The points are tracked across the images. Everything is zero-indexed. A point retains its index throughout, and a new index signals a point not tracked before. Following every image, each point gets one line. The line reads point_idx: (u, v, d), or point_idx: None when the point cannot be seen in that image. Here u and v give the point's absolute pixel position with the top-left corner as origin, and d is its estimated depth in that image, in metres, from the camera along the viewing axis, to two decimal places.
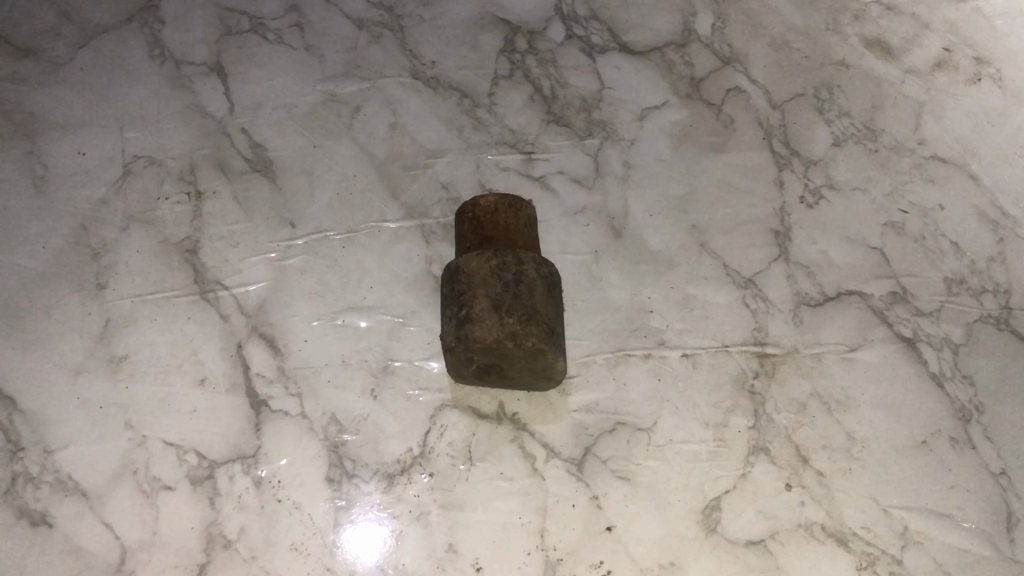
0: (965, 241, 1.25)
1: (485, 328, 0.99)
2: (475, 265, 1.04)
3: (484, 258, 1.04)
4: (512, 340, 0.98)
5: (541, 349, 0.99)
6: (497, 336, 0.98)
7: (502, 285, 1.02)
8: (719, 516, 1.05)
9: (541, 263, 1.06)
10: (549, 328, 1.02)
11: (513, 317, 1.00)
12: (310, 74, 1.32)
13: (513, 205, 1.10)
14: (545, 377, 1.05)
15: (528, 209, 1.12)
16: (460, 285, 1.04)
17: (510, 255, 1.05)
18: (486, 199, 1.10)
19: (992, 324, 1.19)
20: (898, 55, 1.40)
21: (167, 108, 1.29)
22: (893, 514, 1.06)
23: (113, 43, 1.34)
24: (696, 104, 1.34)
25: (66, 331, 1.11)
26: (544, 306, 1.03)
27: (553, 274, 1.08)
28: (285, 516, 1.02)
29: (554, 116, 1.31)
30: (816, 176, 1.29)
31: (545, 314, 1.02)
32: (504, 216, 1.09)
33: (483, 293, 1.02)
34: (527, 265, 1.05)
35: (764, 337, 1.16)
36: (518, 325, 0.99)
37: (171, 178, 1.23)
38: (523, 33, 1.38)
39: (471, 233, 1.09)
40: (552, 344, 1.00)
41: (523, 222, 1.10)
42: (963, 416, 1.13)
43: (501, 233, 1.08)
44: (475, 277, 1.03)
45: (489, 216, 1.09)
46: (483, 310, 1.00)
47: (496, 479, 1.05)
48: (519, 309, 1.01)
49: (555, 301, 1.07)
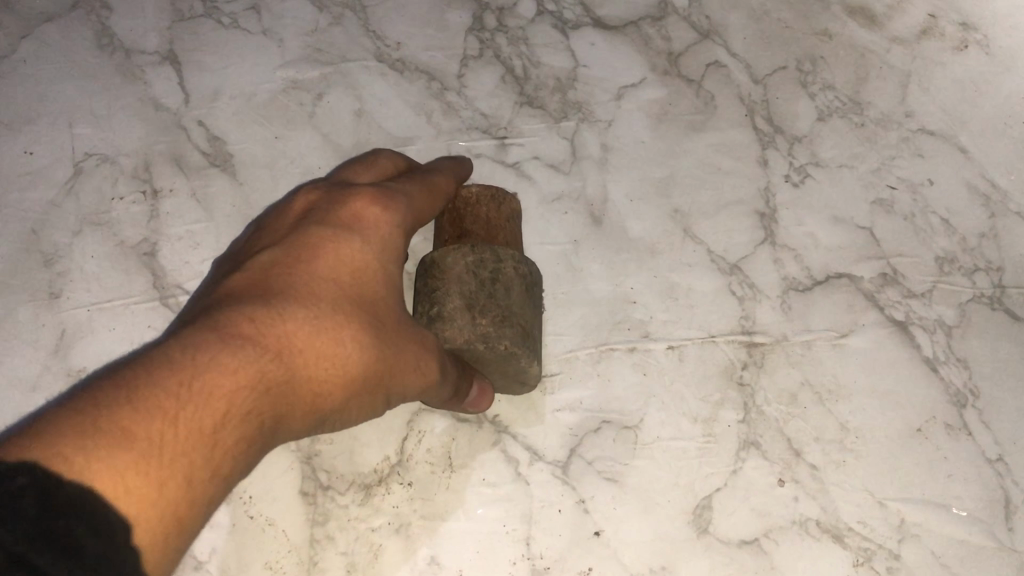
0: (957, 217, 1.20)
1: (456, 328, 0.94)
2: (450, 260, 0.98)
3: (460, 252, 0.98)
4: (483, 342, 0.93)
5: (513, 353, 0.94)
6: (468, 338, 0.93)
7: (477, 283, 0.97)
8: (711, 516, 1.02)
9: (521, 261, 1.00)
10: (525, 331, 0.97)
11: (486, 318, 0.95)
12: (269, 61, 1.25)
13: (497, 198, 1.04)
14: (519, 378, 1.01)
15: (513, 202, 1.06)
16: (433, 281, 0.98)
17: (488, 250, 0.99)
18: (467, 191, 1.04)
19: (985, 304, 1.15)
20: (882, 23, 1.33)
21: (119, 101, 1.23)
22: (890, 506, 1.03)
23: (59, 32, 1.27)
24: (675, 81, 1.27)
25: (18, 343, 1.08)
26: (521, 307, 0.98)
27: (533, 273, 1.02)
28: (258, 533, 0.99)
29: (527, 97, 1.25)
30: (801, 154, 1.23)
31: (522, 316, 0.97)
32: (485, 210, 1.03)
33: (456, 290, 0.96)
34: (505, 263, 0.99)
35: (752, 325, 1.12)
36: (492, 327, 0.94)
37: (125, 176, 1.18)
38: (492, 10, 1.30)
39: (449, 226, 1.03)
40: (527, 348, 0.96)
41: (504, 217, 1.04)
42: (959, 401, 1.10)
43: (480, 228, 1.02)
44: (449, 273, 0.97)
45: (469, 209, 1.03)
46: (456, 309, 0.95)
47: (478, 485, 1.02)
48: (493, 308, 0.95)
49: (534, 302, 1.01)
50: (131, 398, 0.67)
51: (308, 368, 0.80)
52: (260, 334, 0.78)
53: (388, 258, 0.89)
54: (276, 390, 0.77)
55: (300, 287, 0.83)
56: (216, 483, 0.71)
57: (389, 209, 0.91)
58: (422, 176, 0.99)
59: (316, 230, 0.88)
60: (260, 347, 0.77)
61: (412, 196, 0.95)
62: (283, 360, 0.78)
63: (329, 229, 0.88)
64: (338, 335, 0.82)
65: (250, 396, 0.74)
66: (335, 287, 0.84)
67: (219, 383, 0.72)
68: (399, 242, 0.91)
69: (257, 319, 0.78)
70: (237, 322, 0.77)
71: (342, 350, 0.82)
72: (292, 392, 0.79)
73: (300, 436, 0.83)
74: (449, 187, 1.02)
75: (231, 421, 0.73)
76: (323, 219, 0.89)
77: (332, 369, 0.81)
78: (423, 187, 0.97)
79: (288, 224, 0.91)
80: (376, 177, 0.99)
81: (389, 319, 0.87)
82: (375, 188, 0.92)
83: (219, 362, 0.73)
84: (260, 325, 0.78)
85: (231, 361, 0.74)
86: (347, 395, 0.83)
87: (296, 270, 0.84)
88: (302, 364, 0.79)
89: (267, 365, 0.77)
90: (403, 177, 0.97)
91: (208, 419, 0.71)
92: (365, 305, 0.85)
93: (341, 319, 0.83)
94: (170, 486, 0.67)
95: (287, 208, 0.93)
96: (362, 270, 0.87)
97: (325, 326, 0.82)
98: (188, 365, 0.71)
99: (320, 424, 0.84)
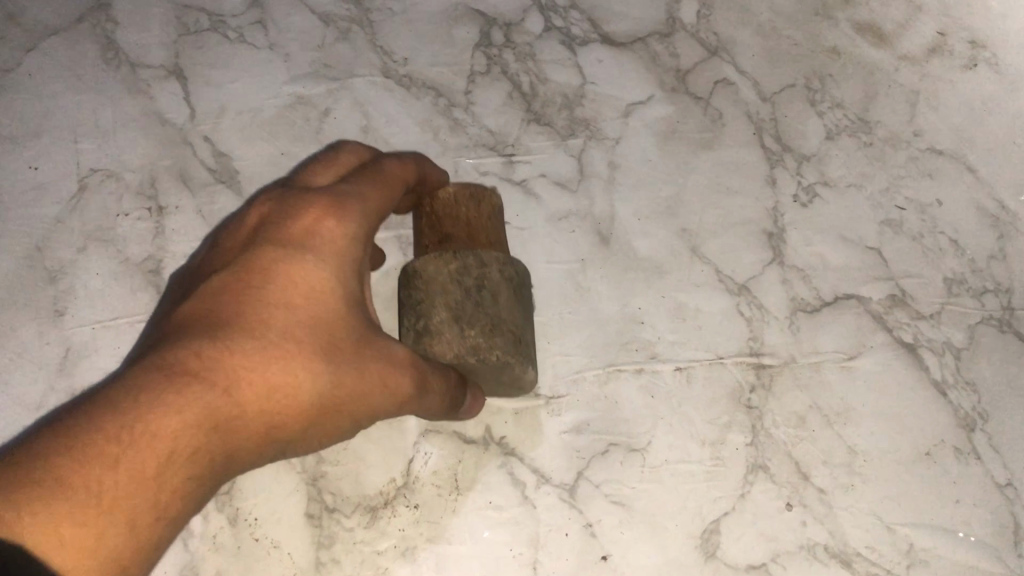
0: (966, 238, 1.20)
1: (444, 342, 0.93)
2: (432, 269, 0.97)
3: (442, 260, 0.97)
4: (475, 354, 0.93)
5: (507, 362, 0.94)
6: (458, 352, 0.93)
7: (463, 292, 0.96)
8: (718, 540, 1.01)
9: (505, 263, 0.99)
10: (517, 338, 0.96)
11: (475, 329, 0.94)
12: (275, 76, 1.25)
13: (475, 197, 1.04)
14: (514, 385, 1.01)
15: (492, 198, 1.05)
16: (417, 293, 0.97)
17: (470, 256, 0.98)
18: (444, 192, 1.03)
19: (994, 326, 1.15)
20: (891, 42, 1.32)
21: (125, 115, 1.22)
22: (899, 531, 1.03)
23: (64, 45, 1.26)
24: (683, 98, 1.26)
25: (23, 362, 1.07)
26: (510, 312, 0.97)
27: (519, 273, 1.01)
28: (264, 555, 0.98)
29: (535, 114, 1.24)
30: (809, 173, 1.23)
31: (512, 322, 0.96)
32: (465, 210, 1.02)
33: (441, 301, 0.95)
34: (490, 268, 0.98)
35: (760, 346, 1.11)
36: (482, 338, 0.93)
37: (130, 192, 1.17)
38: (500, 25, 1.29)
39: (429, 231, 1.02)
40: (519, 355, 0.95)
41: (485, 215, 1.03)
42: (967, 425, 1.09)
43: (461, 230, 1.01)
44: (433, 282, 0.96)
45: (449, 211, 1.02)
46: (443, 322, 0.94)
47: (484, 508, 1.01)
48: (482, 319, 0.94)
49: (524, 304, 1.00)
50: (69, 446, 0.69)
51: (260, 398, 0.79)
52: (206, 370, 0.77)
53: (349, 274, 0.87)
54: (225, 426, 0.77)
55: (251, 314, 0.82)
56: (162, 524, 0.73)
57: (346, 219, 0.88)
58: (376, 169, 0.93)
59: (270, 249, 0.85)
60: (208, 383, 0.77)
61: (370, 197, 0.90)
62: (232, 395, 0.78)
63: (280, 247, 0.85)
64: (292, 364, 0.81)
65: (196, 434, 0.75)
66: (288, 311, 0.82)
67: (162, 425, 0.73)
68: (359, 253, 0.88)
69: (204, 355, 0.78)
70: (183, 358, 0.77)
71: (297, 379, 0.81)
72: (244, 426, 0.79)
73: (265, 461, 0.84)
74: (407, 175, 0.96)
75: (176, 462, 0.74)
76: (275, 235, 0.86)
77: (287, 398, 0.81)
78: (384, 183, 0.93)
79: (239, 239, 0.88)
80: (334, 175, 0.94)
81: (349, 341, 0.85)
82: (332, 194, 0.88)
83: (162, 403, 0.73)
84: (207, 359, 0.78)
85: (174, 401, 0.74)
86: (307, 420, 0.82)
87: (246, 295, 0.82)
88: (255, 396, 0.79)
89: (213, 402, 0.76)
90: (357, 176, 0.92)
91: (150, 463, 0.72)
92: (321, 330, 0.83)
93: (294, 347, 0.81)
94: (109, 532, 0.69)
95: (238, 219, 0.90)
96: (318, 291, 0.84)
97: (278, 355, 0.81)
98: (130, 409, 0.72)
99: (282, 450, 0.84)
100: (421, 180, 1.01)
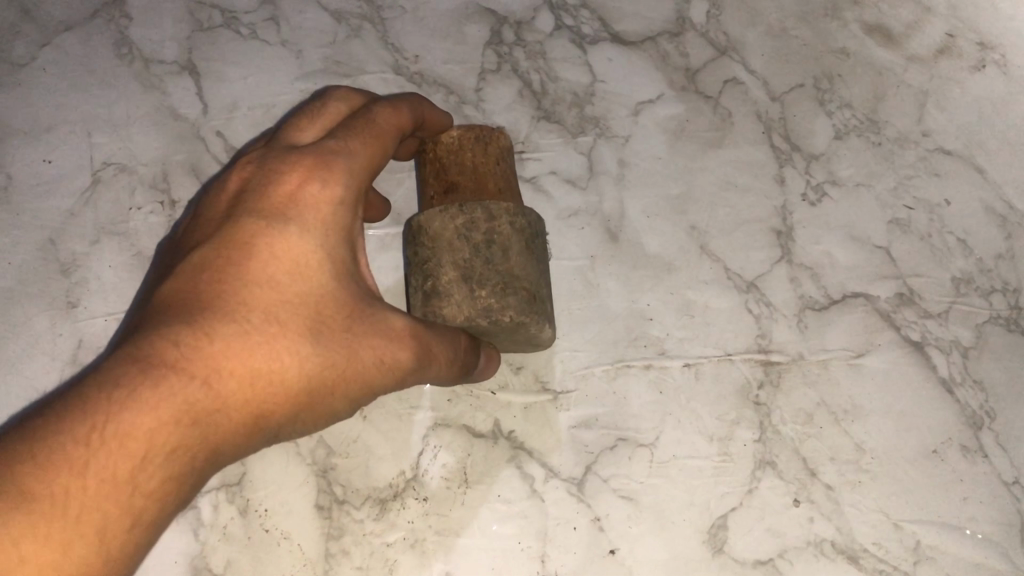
0: (974, 237, 1.20)
1: (454, 304, 0.93)
2: (438, 225, 0.96)
3: (448, 215, 0.96)
4: (486, 316, 0.92)
5: (521, 322, 0.93)
6: (469, 314, 0.92)
7: (471, 250, 0.95)
8: (726, 535, 1.02)
9: (515, 214, 0.97)
10: (530, 293, 0.95)
11: (486, 289, 0.93)
12: (287, 72, 1.25)
13: (482, 139, 1.01)
14: (530, 340, 1.01)
15: (500, 140, 1.03)
16: (424, 250, 0.96)
17: (478, 209, 0.96)
18: (448, 136, 1.02)
19: (1001, 326, 1.15)
20: (900, 43, 1.30)
21: (138, 111, 1.23)
22: (905, 528, 1.04)
23: (78, 40, 1.27)
24: (692, 97, 1.26)
25: (36, 352, 1.10)
26: (522, 267, 0.95)
27: (530, 221, 0.99)
28: (273, 546, 1.01)
29: (545, 112, 1.24)
30: (818, 172, 1.23)
31: (524, 278, 0.95)
32: (471, 155, 1.01)
33: (450, 259, 0.94)
34: (499, 219, 0.96)
35: (768, 343, 1.12)
36: (493, 299, 0.93)
37: (143, 186, 1.19)
38: (510, 23, 1.30)
39: (435, 180, 1.01)
40: (533, 314, 0.94)
41: (493, 158, 1.01)
42: (974, 423, 1.09)
43: (468, 177, 1.00)
44: (440, 239, 0.95)
45: (454, 158, 1.01)
46: (453, 282, 0.94)
47: (493, 502, 1.03)
48: (492, 278, 0.94)
49: (537, 253, 0.99)
50: (37, 450, 0.71)
51: (243, 385, 0.80)
52: (184, 360, 0.77)
53: (337, 247, 0.86)
54: (207, 418, 0.78)
55: (231, 296, 0.81)
56: (142, 525, 0.74)
57: (331, 188, 0.86)
58: (365, 120, 0.91)
59: (251, 225, 0.85)
60: (185, 374, 0.77)
61: (356, 155, 0.89)
62: (212, 386, 0.78)
63: (261, 221, 0.85)
64: (274, 348, 0.81)
65: (174, 430, 0.75)
66: (269, 291, 0.82)
67: (136, 423, 0.74)
68: (347, 221, 0.88)
69: (182, 343, 0.78)
70: (160, 350, 0.77)
71: (280, 363, 0.81)
72: (227, 415, 0.79)
73: (260, 447, 0.85)
74: (401, 123, 0.94)
75: (153, 459, 0.74)
76: (256, 206, 0.86)
77: (272, 383, 0.81)
78: (370, 137, 0.90)
79: (223, 208, 0.88)
80: (321, 129, 0.93)
81: (335, 317, 0.84)
82: (314, 158, 0.87)
83: (136, 400, 0.74)
84: (185, 349, 0.78)
85: (149, 396, 0.75)
86: (296, 404, 0.83)
87: (226, 275, 0.82)
88: (237, 384, 0.79)
89: (192, 395, 0.77)
90: (345, 129, 0.90)
91: (123, 465, 0.73)
92: (306, 310, 0.83)
93: (276, 329, 0.82)
94: (81, 539, 0.71)
95: (221, 185, 0.89)
96: (302, 268, 0.84)
97: (260, 340, 0.81)
98: (101, 409, 0.73)
99: (275, 433, 0.85)
100: (421, 124, 0.99)
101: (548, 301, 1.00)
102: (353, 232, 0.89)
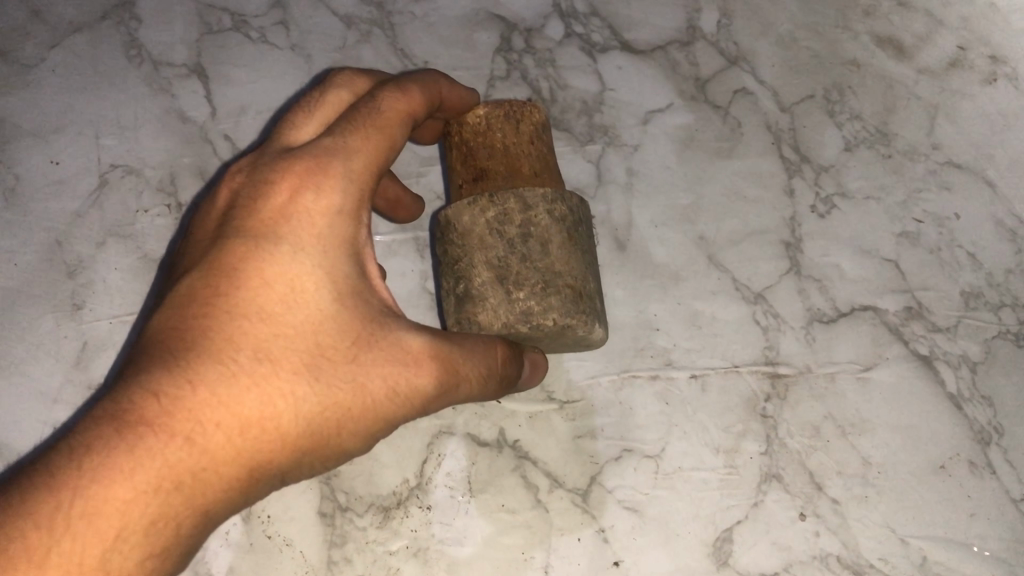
0: (984, 252, 1.19)
1: (490, 309, 0.92)
2: (469, 221, 0.95)
3: (478, 209, 0.94)
4: (528, 321, 0.91)
5: (567, 324, 0.92)
6: (508, 320, 0.91)
7: (507, 246, 0.93)
8: (731, 548, 1.02)
9: (552, 202, 0.95)
10: (576, 291, 0.93)
11: (525, 289, 0.92)
12: (296, 77, 1.25)
13: (512, 117, 0.99)
14: (580, 340, 0.99)
15: (532, 115, 1.00)
16: (454, 249, 0.95)
17: (511, 199, 0.94)
18: (476, 115, 0.99)
19: (1011, 341, 1.14)
20: (910, 55, 1.29)
21: (146, 113, 1.23)
22: (912, 543, 1.03)
23: (87, 42, 1.27)
24: (702, 107, 1.26)
25: (41, 354, 1.10)
26: (563, 262, 0.94)
27: (569, 207, 0.97)
28: (277, 553, 1.01)
29: (553, 120, 1.24)
30: (828, 184, 1.22)
31: (567, 273, 0.93)
32: (502, 136, 0.98)
33: (483, 258, 0.93)
34: (536, 210, 0.94)
35: (775, 355, 1.11)
36: (533, 300, 0.91)
37: (150, 188, 1.19)
38: (520, 31, 1.29)
39: (462, 166, 0.98)
40: (581, 314, 0.93)
41: (525, 137, 0.98)
42: (983, 438, 1.09)
43: (499, 160, 0.97)
44: (471, 235, 0.94)
45: (482, 140, 0.98)
46: (487, 283, 0.93)
47: (496, 511, 1.02)
48: (531, 277, 0.92)
49: (580, 241, 0.97)
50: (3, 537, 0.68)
51: (233, 434, 0.77)
52: (165, 416, 0.74)
53: (340, 264, 0.82)
54: (191, 480, 0.75)
55: (217, 334, 0.79)
56: None
57: (326, 200, 0.82)
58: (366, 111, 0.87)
59: (240, 250, 0.81)
60: (164, 433, 0.74)
61: (355, 157, 0.84)
62: (195, 442, 0.75)
63: (251, 244, 0.81)
64: (265, 389, 0.78)
65: (152, 499, 0.73)
66: (260, 323, 0.80)
67: (108, 496, 0.71)
68: (349, 233, 0.83)
69: (163, 396, 0.75)
70: (138, 405, 0.74)
71: (274, 405, 0.78)
72: (217, 472, 0.76)
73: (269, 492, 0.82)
74: (411, 108, 0.90)
75: (131, 536, 0.72)
76: (246, 225, 0.82)
77: (267, 427, 0.78)
78: (369, 131, 0.86)
79: (213, 227, 0.85)
80: (319, 123, 0.90)
81: (337, 347, 0.81)
82: (308, 165, 0.83)
83: (110, 468, 0.72)
84: (165, 401, 0.75)
85: (124, 463, 0.72)
86: (299, 447, 0.80)
87: (213, 307, 0.79)
88: (226, 434, 0.76)
89: (172, 455, 0.74)
90: (344, 125, 0.86)
91: (94, 548, 0.70)
92: (301, 344, 0.80)
93: (267, 368, 0.79)
94: None
95: (212, 200, 0.87)
96: (296, 294, 0.81)
97: (249, 382, 0.78)
98: (70, 482, 0.71)
99: (280, 480, 0.81)
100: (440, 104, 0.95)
101: (596, 296, 0.98)
102: (362, 244, 0.85)
